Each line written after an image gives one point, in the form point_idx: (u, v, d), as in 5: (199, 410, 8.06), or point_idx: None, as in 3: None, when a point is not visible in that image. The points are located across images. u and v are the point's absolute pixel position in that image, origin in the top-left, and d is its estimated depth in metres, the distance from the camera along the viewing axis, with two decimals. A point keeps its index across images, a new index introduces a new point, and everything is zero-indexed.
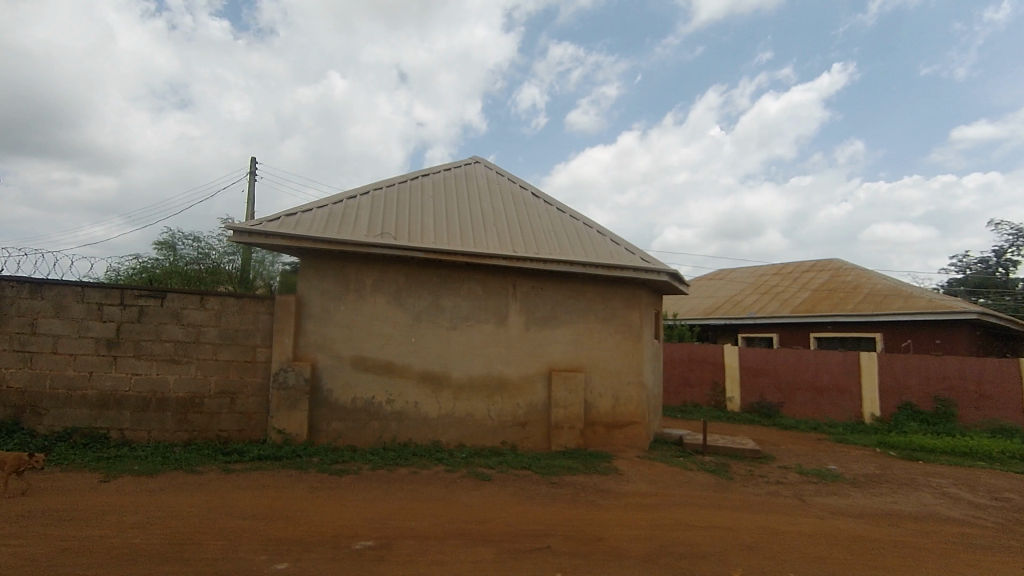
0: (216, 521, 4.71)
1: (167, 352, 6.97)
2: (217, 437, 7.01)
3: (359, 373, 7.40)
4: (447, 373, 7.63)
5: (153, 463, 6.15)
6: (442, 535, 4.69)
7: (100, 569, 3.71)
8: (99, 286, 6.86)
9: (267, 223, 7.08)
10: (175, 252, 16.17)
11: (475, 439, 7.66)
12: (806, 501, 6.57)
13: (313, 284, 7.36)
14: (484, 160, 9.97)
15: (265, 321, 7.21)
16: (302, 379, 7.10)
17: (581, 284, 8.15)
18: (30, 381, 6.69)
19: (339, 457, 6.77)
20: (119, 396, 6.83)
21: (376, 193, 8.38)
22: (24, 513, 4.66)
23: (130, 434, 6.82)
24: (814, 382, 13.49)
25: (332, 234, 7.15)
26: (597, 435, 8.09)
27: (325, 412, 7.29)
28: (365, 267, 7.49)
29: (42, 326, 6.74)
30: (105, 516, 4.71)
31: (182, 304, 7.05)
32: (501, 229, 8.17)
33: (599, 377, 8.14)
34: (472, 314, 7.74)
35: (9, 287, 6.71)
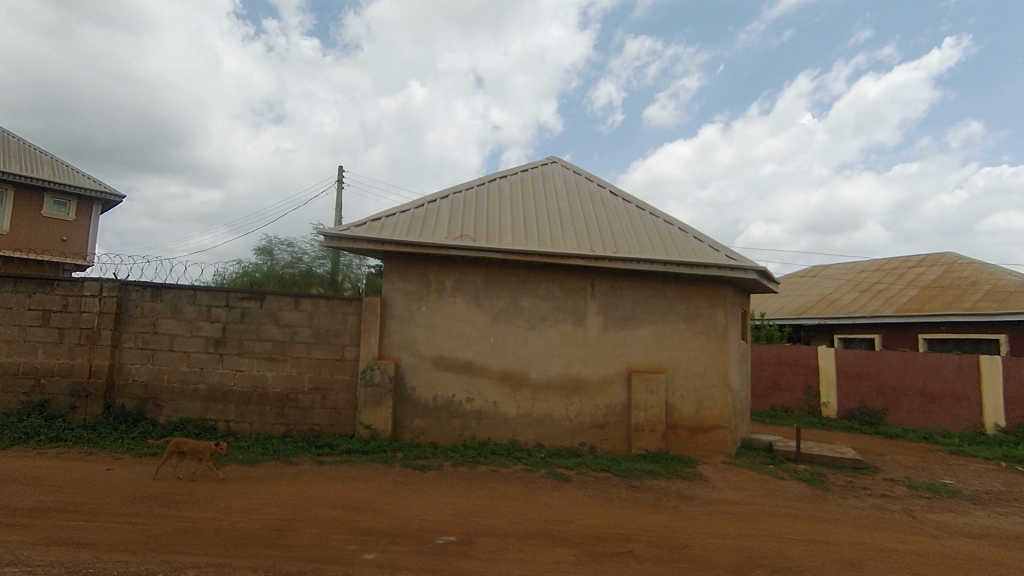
0: (310, 510, 5.00)
1: (266, 350, 7.49)
2: (311, 430, 7.45)
3: (440, 372, 7.59)
4: (525, 373, 7.66)
5: (255, 453, 6.63)
6: (522, 534, 4.71)
7: (211, 550, 4.04)
8: (208, 289, 7.49)
9: (354, 228, 7.44)
10: (273, 257, 17.40)
11: (553, 439, 7.64)
12: (917, 517, 6.00)
13: (396, 286, 7.64)
14: (561, 160, 9.93)
15: (352, 321, 7.57)
16: (387, 377, 7.39)
17: (663, 283, 7.91)
18: (151, 375, 7.42)
19: (421, 453, 6.98)
20: (226, 391, 7.42)
21: (456, 197, 8.57)
22: (148, 495, 5.17)
23: (235, 426, 7.39)
24: (924, 388, 12.33)
25: (414, 237, 7.39)
26: (680, 438, 7.82)
27: (409, 409, 7.55)
28: (446, 268, 7.68)
29: (161, 326, 7.45)
30: (214, 500, 5.13)
31: (279, 305, 7.55)
32: (579, 228, 8.10)
33: (681, 379, 7.86)
34: (550, 314, 7.73)
35: (134, 291, 7.48)
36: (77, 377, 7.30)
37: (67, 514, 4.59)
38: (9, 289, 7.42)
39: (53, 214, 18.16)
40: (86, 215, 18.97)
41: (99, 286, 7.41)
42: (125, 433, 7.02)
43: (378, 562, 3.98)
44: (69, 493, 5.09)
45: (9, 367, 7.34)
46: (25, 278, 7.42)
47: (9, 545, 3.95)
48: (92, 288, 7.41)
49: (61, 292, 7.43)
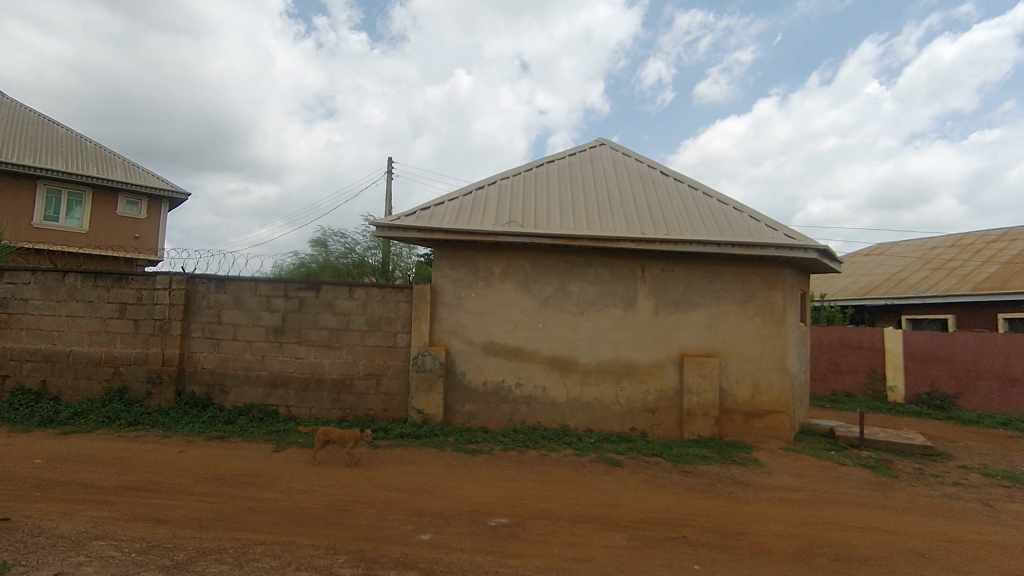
0: (367, 491, 5.17)
1: (323, 338, 7.76)
2: (366, 415, 7.69)
3: (490, 357, 7.66)
4: (575, 358, 7.63)
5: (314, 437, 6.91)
6: (574, 518, 4.72)
7: (276, 528, 4.25)
8: (268, 280, 7.81)
9: (404, 218, 7.56)
10: (327, 248, 17.95)
11: (604, 424, 7.60)
12: (995, 507, 5.63)
13: (445, 273, 7.73)
14: (609, 142, 9.75)
15: (404, 309, 7.73)
16: (438, 363, 7.53)
17: (716, 265, 7.67)
18: (218, 363, 7.83)
19: (473, 437, 7.09)
20: (286, 377, 7.75)
21: (503, 183, 8.56)
22: (219, 476, 5.48)
23: (295, 411, 7.72)
24: (1003, 370, 11.55)
25: (463, 224, 7.44)
26: (735, 423, 7.61)
27: (459, 394, 7.66)
28: (494, 255, 7.71)
29: (226, 316, 7.84)
30: (279, 481, 5.39)
31: (334, 294, 7.79)
32: (629, 211, 7.94)
33: (736, 363, 7.64)
34: (599, 299, 7.65)
35: (201, 283, 7.90)
36: (152, 365, 7.80)
37: (147, 493, 4.92)
38: (89, 284, 7.97)
39: (126, 214, 19.35)
40: (156, 213, 20.10)
41: (169, 280, 7.86)
42: (196, 417, 7.46)
43: (433, 543, 4.08)
44: (147, 473, 5.47)
45: (92, 356, 7.91)
46: (103, 274, 7.95)
47: (97, 520, 4.28)
48: (163, 281, 7.86)
49: (135, 286, 7.93)
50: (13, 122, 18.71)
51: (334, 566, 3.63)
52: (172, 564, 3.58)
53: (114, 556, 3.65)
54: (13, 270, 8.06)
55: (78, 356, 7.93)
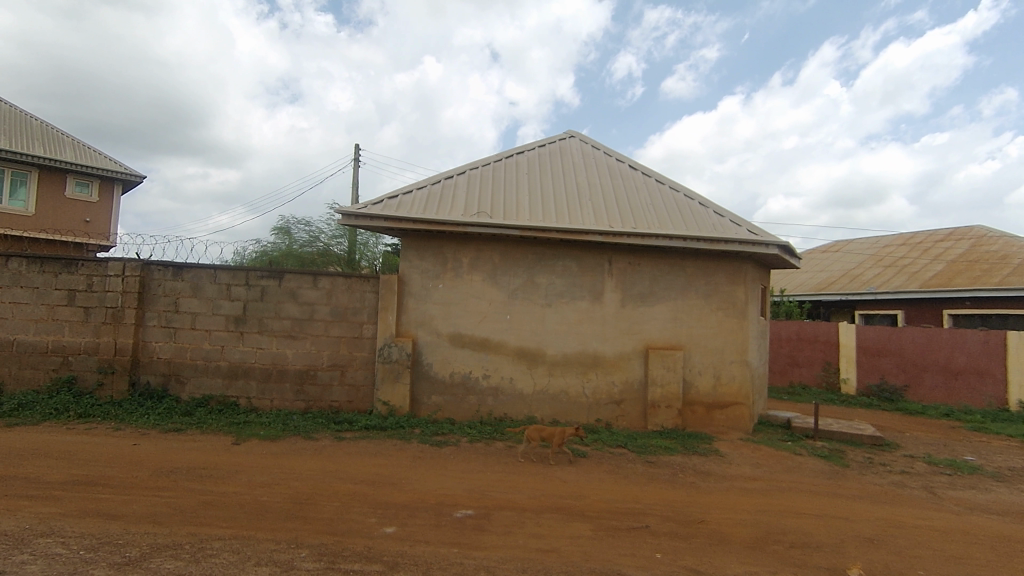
0: (331, 484, 5.09)
1: (286, 328, 7.58)
2: (330, 406, 7.56)
3: (457, 349, 7.62)
4: (542, 350, 7.66)
5: (276, 430, 6.76)
6: (539, 508, 4.76)
7: (236, 522, 4.15)
8: (228, 268, 7.58)
9: (371, 206, 7.42)
10: (290, 236, 17.54)
11: (570, 415, 7.67)
12: (938, 494, 5.92)
13: (413, 264, 7.64)
14: (579, 134, 9.77)
15: (370, 299, 7.61)
16: (404, 354, 7.45)
17: (682, 260, 7.80)
18: (174, 353, 7.57)
19: (439, 429, 7.06)
20: (247, 368, 7.55)
21: (472, 174, 8.49)
22: (175, 469, 5.31)
23: (256, 402, 7.54)
24: (947, 364, 12.11)
25: (431, 214, 7.36)
26: (697, 415, 7.79)
27: (426, 386, 7.61)
28: (462, 246, 7.66)
29: (183, 305, 7.57)
30: (239, 474, 5.26)
31: (298, 283, 7.61)
32: (597, 204, 7.99)
33: (699, 355, 7.80)
34: (567, 291, 7.69)
35: (157, 270, 7.60)
36: (104, 355, 7.48)
37: (98, 487, 4.74)
38: (36, 270, 7.57)
39: (76, 196, 18.46)
40: (109, 196, 19.22)
41: (123, 266, 7.54)
42: (150, 409, 7.20)
43: (397, 536, 4.04)
44: (98, 467, 5.25)
45: (37, 345, 7.54)
46: (50, 259, 7.56)
47: (44, 516, 4.10)
48: (115, 268, 7.54)
49: (85, 272, 7.57)
50: None
51: (297, 561, 3.56)
52: (124, 561, 3.45)
53: (60, 554, 3.50)
54: None
55: (23, 345, 7.54)
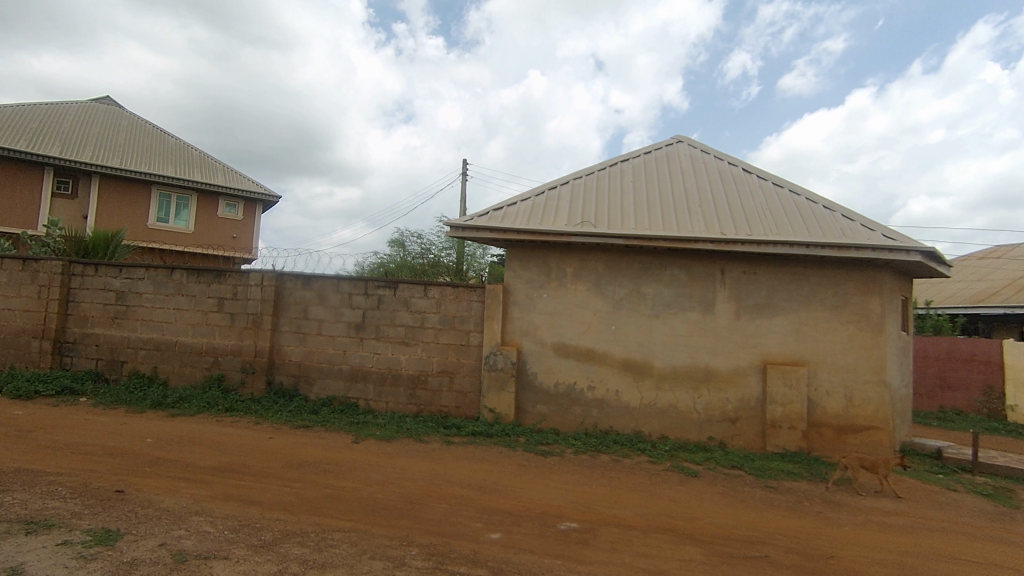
0: (441, 486, 5.27)
1: (400, 334, 8.01)
2: (439, 411, 7.85)
3: (561, 358, 7.60)
4: (649, 362, 7.41)
5: (391, 431, 7.14)
6: (647, 527, 4.58)
7: (355, 516, 4.42)
8: (349, 279, 8.17)
9: (477, 218, 7.64)
10: (405, 248, 18.89)
11: (680, 432, 7.33)
12: None
13: (518, 274, 7.75)
14: (688, 139, 9.41)
15: (477, 308, 7.83)
16: (509, 362, 7.56)
17: (805, 268, 7.20)
18: (303, 356, 8.27)
19: (544, 439, 7.07)
20: (365, 372, 8.06)
21: (576, 183, 8.47)
22: (302, 463, 5.78)
23: (374, 404, 8.02)
24: None
25: (536, 225, 7.43)
26: (825, 438, 7.12)
27: (531, 395, 7.65)
28: (566, 256, 7.64)
29: (311, 312, 8.27)
30: (357, 471, 5.61)
31: (410, 293, 8.02)
32: (708, 210, 7.63)
33: (826, 373, 7.13)
34: (676, 301, 7.39)
35: (290, 280, 8.38)
36: (246, 356, 8.37)
37: (240, 474, 5.29)
38: (193, 280, 8.67)
39: (225, 215, 20.91)
40: (252, 215, 21.56)
41: (262, 277, 8.40)
42: (283, 406, 7.92)
43: (502, 542, 4.08)
44: (241, 456, 5.86)
45: (194, 346, 8.59)
46: (204, 270, 8.62)
47: (197, 497, 4.63)
48: (256, 278, 8.42)
49: (231, 282, 8.53)
50: (132, 136, 20.93)
51: (407, 558, 3.72)
52: (260, 543, 3.80)
53: (209, 531, 3.93)
54: (129, 267, 8.91)
55: (183, 346, 8.64)
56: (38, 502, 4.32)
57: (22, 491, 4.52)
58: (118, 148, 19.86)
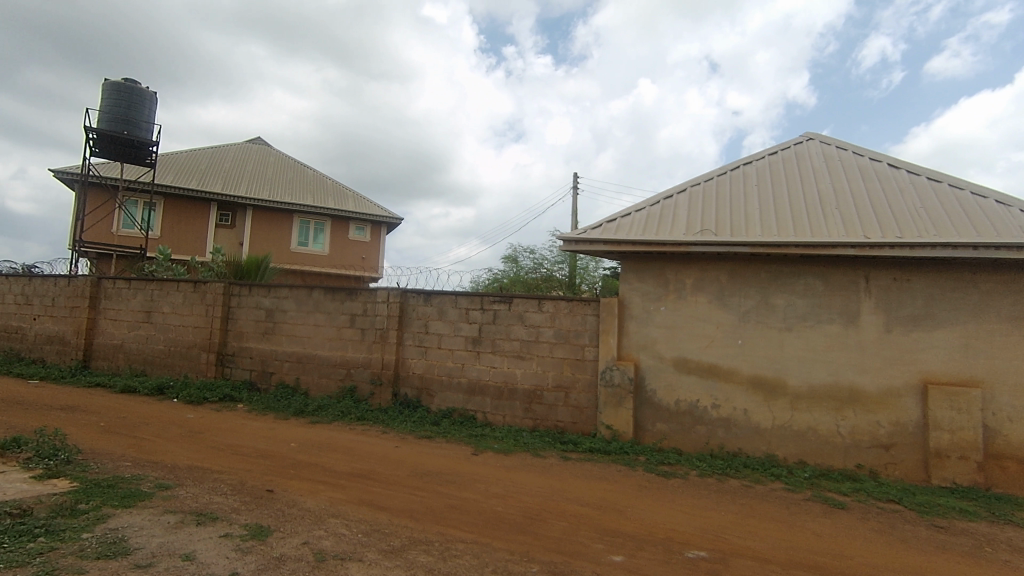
0: (560, 503, 5.21)
1: (516, 349, 8.11)
2: (556, 426, 7.81)
3: (682, 374, 7.23)
4: (782, 380, 6.81)
5: (509, 444, 7.22)
6: (786, 562, 4.17)
7: (476, 528, 4.49)
8: (466, 294, 8.46)
9: (590, 231, 7.57)
10: (518, 264, 19.38)
11: (821, 457, 6.64)
12: None
13: (633, 286, 7.54)
14: (820, 136, 8.63)
15: (592, 322, 7.73)
16: (626, 378, 7.35)
17: (973, 273, 6.25)
18: (426, 369, 8.66)
19: (665, 459, 6.75)
20: (483, 385, 8.25)
21: (694, 190, 8.10)
22: (426, 472, 6.01)
23: (491, 417, 8.17)
24: None
25: (651, 235, 7.20)
26: (1008, 472, 6.07)
27: (650, 412, 7.35)
28: (685, 267, 7.31)
29: (432, 327, 8.66)
30: (477, 483, 5.72)
31: (525, 307, 8.11)
32: (848, 212, 6.92)
33: (1006, 396, 6.10)
34: (812, 313, 6.75)
35: (412, 296, 8.86)
36: (375, 368, 8.94)
37: (370, 481, 5.61)
38: (329, 298, 9.47)
39: (356, 238, 22.70)
40: (378, 237, 23.19)
41: (388, 294, 8.97)
42: (408, 417, 8.33)
43: (625, 566, 3.93)
44: (371, 463, 6.23)
45: (330, 359, 9.35)
46: (338, 289, 9.39)
47: (334, 500, 4.98)
48: (382, 295, 9.00)
49: (361, 299, 9.20)
50: (279, 171, 23.56)
51: None
52: (389, 548, 3.98)
53: (345, 533, 4.20)
54: (277, 287, 9.94)
55: (320, 359, 9.43)
56: (206, 496, 4.89)
57: (193, 486, 5.15)
58: (267, 182, 22.43)
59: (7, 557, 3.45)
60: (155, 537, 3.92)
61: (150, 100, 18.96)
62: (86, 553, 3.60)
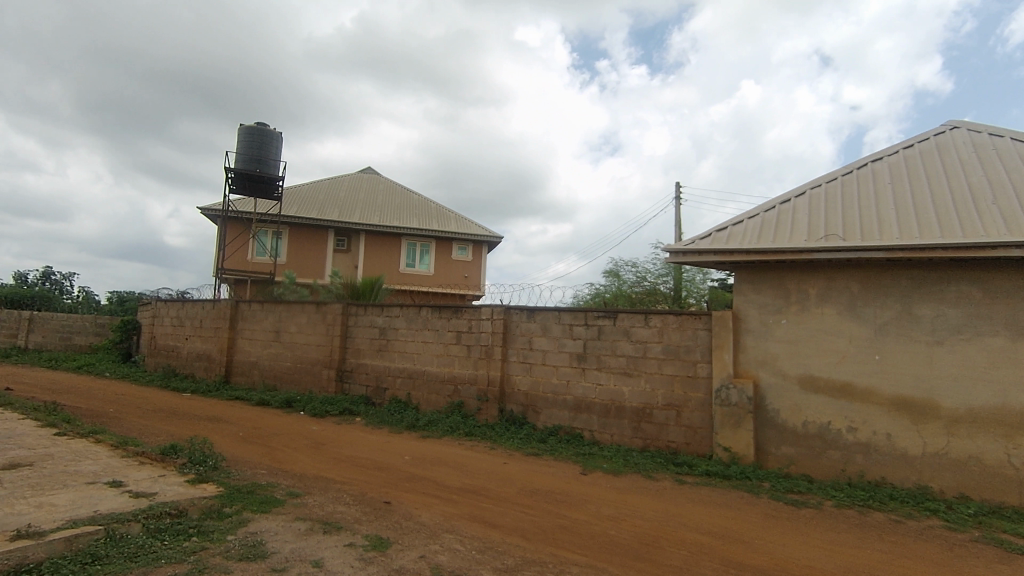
0: (677, 530, 4.92)
1: (622, 365, 7.87)
2: (668, 447, 7.43)
3: (810, 394, 6.61)
4: (933, 401, 6.00)
5: (619, 465, 6.98)
6: None
7: (590, 551, 4.34)
8: (570, 310, 8.38)
9: (699, 241, 7.20)
10: (620, 278, 19.00)
11: (987, 491, 5.75)
12: None
13: (749, 298, 7.05)
14: (966, 123, 7.63)
15: (704, 337, 7.33)
16: (745, 397, 6.84)
17: None
18: (531, 385, 8.65)
19: (795, 487, 6.17)
20: (589, 402, 8.09)
21: (815, 193, 7.46)
22: (535, 490, 5.95)
23: (599, 436, 7.96)
24: None
25: (768, 243, 6.72)
26: None
27: (774, 435, 6.79)
28: (809, 276, 6.72)
29: (536, 343, 8.65)
30: (587, 504, 5.56)
31: (631, 322, 7.87)
32: (1008, 207, 6.01)
33: None
34: (967, 324, 5.91)
35: (516, 313, 8.93)
36: (481, 385, 9.09)
37: (481, 497, 5.65)
38: (436, 316, 9.80)
39: (459, 258, 23.50)
40: (480, 256, 23.83)
41: (492, 311, 9.11)
42: (515, 433, 8.34)
43: None
44: (480, 479, 6.28)
45: (439, 375, 9.64)
46: (445, 308, 9.70)
47: (447, 515, 5.06)
48: (487, 313, 9.16)
49: (466, 317, 9.42)
50: (388, 197, 25.06)
51: None
52: (504, 567, 3.95)
53: (459, 549, 4.24)
54: (389, 307, 10.47)
55: (429, 375, 9.76)
56: (331, 506, 5.17)
57: (319, 495, 5.48)
58: (378, 208, 23.92)
59: (167, 554, 3.84)
60: (288, 543, 4.19)
61: (277, 138, 20.98)
62: (231, 554, 3.92)
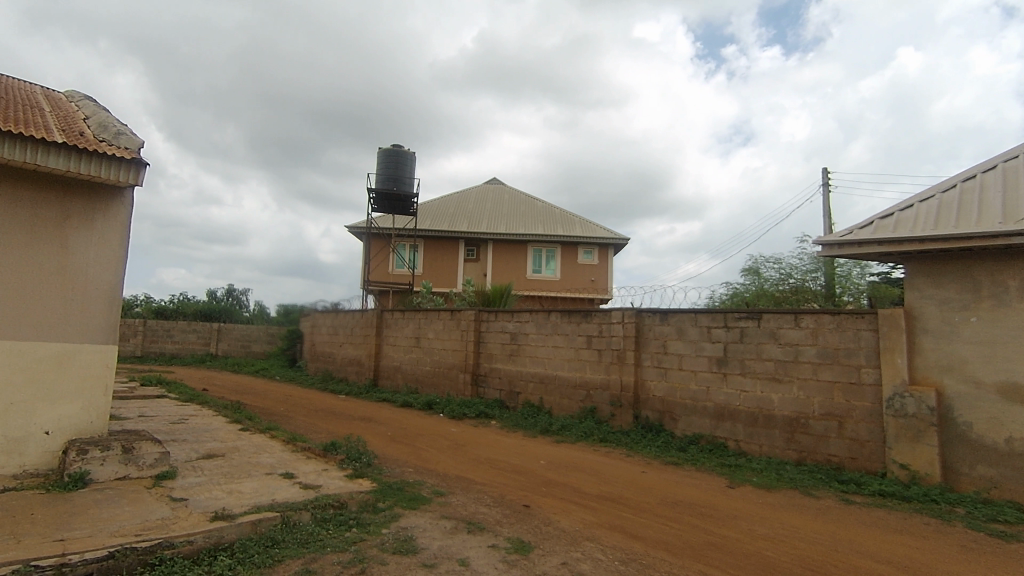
0: (848, 556, 4.36)
1: (770, 370, 7.23)
2: (829, 461, 6.67)
3: (1014, 405, 5.53)
4: None
5: (771, 479, 6.40)
6: None
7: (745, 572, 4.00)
8: (707, 312, 7.90)
9: (860, 230, 6.40)
10: (760, 276, 17.61)
11: None
12: None
13: (927, 294, 6.12)
14: None
15: (869, 339, 6.49)
16: (926, 407, 5.94)
17: None
18: (667, 391, 8.27)
19: (998, 515, 5.20)
20: (733, 410, 7.53)
21: (1009, 166, 6.28)
22: (678, 502, 5.65)
23: (745, 446, 7.38)
24: None
25: (948, 229, 5.78)
26: None
27: (966, 452, 5.79)
28: (1006, 265, 5.66)
29: (671, 347, 8.26)
30: (739, 520, 5.15)
31: (778, 323, 7.21)
32: None
33: None
34: None
35: (649, 316, 8.61)
36: (614, 390, 8.89)
37: (621, 506, 5.48)
38: (566, 321, 9.79)
39: (585, 262, 23.37)
40: (606, 259, 23.49)
41: (623, 315, 8.88)
42: (652, 441, 8.02)
43: None
44: (619, 487, 6.10)
45: (570, 380, 9.59)
46: (574, 312, 9.64)
47: (586, 522, 4.98)
48: (618, 316, 8.95)
49: (597, 321, 9.28)
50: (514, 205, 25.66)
51: None
52: None
53: (601, 559, 4.13)
54: (519, 312, 10.66)
55: (561, 379, 9.76)
56: (473, 506, 5.33)
57: (461, 495, 5.68)
58: (504, 217, 24.60)
59: (333, 543, 4.20)
60: (436, 540, 4.38)
61: (411, 159, 22.45)
62: (386, 547, 4.18)
